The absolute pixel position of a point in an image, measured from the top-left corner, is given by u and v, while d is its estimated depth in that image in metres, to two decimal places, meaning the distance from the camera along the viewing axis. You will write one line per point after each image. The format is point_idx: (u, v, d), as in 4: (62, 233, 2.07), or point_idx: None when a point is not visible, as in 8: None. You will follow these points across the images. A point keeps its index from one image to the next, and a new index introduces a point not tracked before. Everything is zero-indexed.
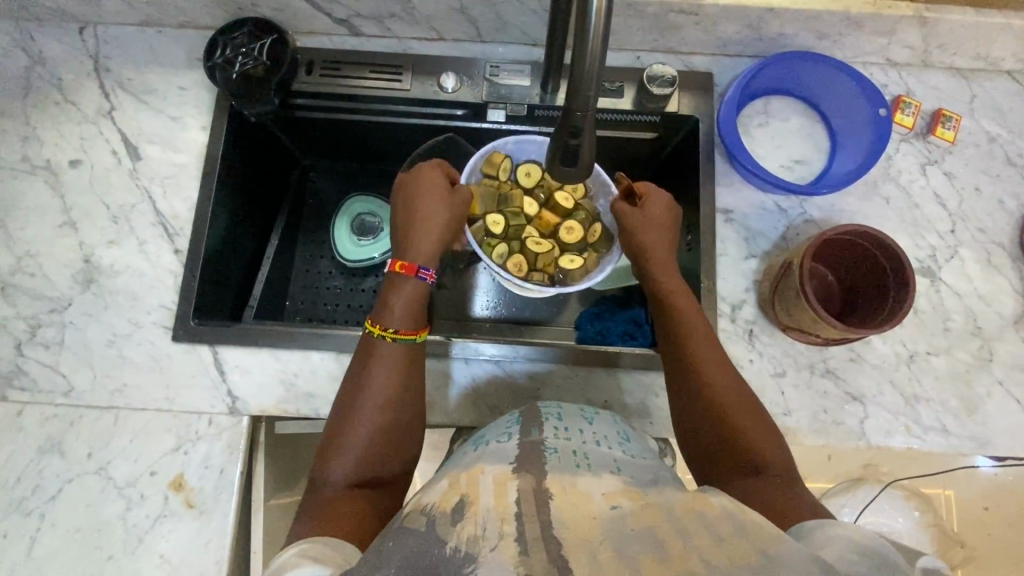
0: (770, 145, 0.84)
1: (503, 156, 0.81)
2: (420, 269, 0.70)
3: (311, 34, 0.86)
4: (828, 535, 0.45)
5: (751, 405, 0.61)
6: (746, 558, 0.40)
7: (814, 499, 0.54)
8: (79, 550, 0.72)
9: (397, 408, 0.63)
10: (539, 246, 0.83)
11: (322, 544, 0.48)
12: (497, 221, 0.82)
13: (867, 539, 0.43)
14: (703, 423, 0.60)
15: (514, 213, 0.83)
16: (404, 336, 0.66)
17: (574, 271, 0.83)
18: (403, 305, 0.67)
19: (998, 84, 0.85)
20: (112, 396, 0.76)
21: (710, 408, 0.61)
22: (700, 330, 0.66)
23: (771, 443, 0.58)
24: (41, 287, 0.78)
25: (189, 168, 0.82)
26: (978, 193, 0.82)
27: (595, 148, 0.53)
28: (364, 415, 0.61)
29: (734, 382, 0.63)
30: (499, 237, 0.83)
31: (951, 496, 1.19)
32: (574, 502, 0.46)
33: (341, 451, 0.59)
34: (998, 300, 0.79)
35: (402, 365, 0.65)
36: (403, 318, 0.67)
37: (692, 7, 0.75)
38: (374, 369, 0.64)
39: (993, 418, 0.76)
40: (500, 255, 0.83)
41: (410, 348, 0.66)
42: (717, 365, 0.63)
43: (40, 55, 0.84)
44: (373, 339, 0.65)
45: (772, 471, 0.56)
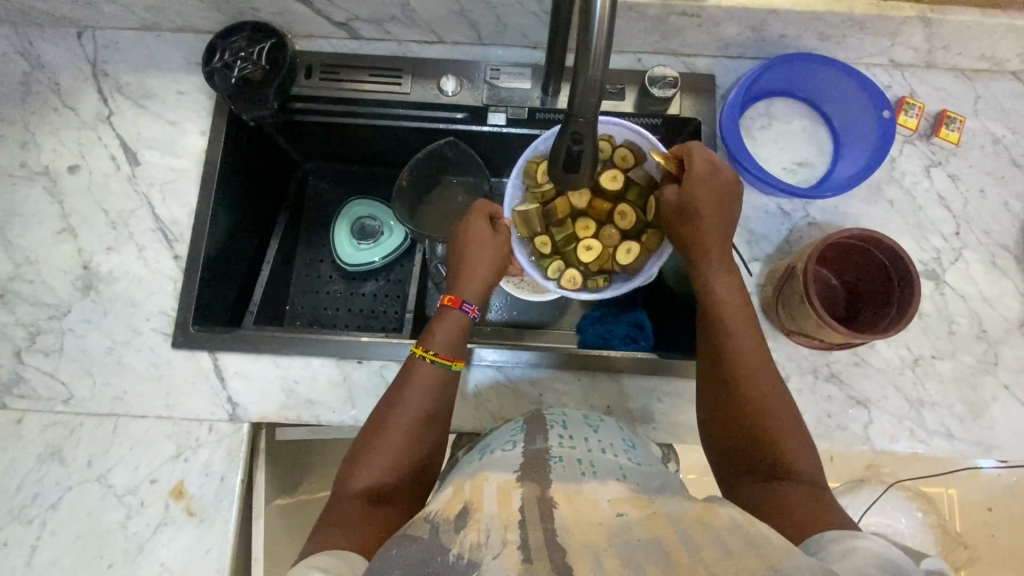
0: (773, 148, 0.83)
1: (538, 160, 0.77)
2: (463, 302, 0.69)
3: (310, 38, 0.85)
4: (851, 547, 0.44)
5: (787, 409, 0.59)
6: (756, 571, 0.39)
7: (841, 508, 0.53)
8: (80, 558, 0.72)
9: (427, 424, 0.62)
10: (590, 250, 0.82)
11: (329, 555, 0.49)
12: (544, 239, 0.81)
13: (883, 553, 0.43)
14: (736, 425, 0.60)
15: (560, 223, 0.81)
16: (442, 359, 0.65)
17: (633, 262, 0.80)
18: (445, 334, 0.67)
19: (1002, 85, 0.84)
20: (111, 404, 0.76)
21: (744, 409, 0.59)
22: (742, 329, 0.64)
23: (803, 451, 0.57)
24: (40, 293, 0.78)
25: (188, 173, 0.81)
26: (982, 195, 0.81)
27: (598, 152, 0.53)
28: (395, 427, 0.61)
29: (773, 386, 0.60)
30: (552, 253, 0.82)
31: (955, 496, 1.18)
32: (580, 510, 0.46)
33: (367, 461, 0.59)
34: (1003, 304, 0.78)
35: (438, 383, 0.64)
36: (445, 345, 0.67)
37: (694, 9, 0.74)
38: (411, 381, 0.64)
39: (999, 422, 0.75)
40: (557, 269, 0.82)
41: (446, 373, 0.65)
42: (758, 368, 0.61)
43: (38, 60, 0.83)
44: (415, 360, 0.65)
45: (800, 477, 0.56)
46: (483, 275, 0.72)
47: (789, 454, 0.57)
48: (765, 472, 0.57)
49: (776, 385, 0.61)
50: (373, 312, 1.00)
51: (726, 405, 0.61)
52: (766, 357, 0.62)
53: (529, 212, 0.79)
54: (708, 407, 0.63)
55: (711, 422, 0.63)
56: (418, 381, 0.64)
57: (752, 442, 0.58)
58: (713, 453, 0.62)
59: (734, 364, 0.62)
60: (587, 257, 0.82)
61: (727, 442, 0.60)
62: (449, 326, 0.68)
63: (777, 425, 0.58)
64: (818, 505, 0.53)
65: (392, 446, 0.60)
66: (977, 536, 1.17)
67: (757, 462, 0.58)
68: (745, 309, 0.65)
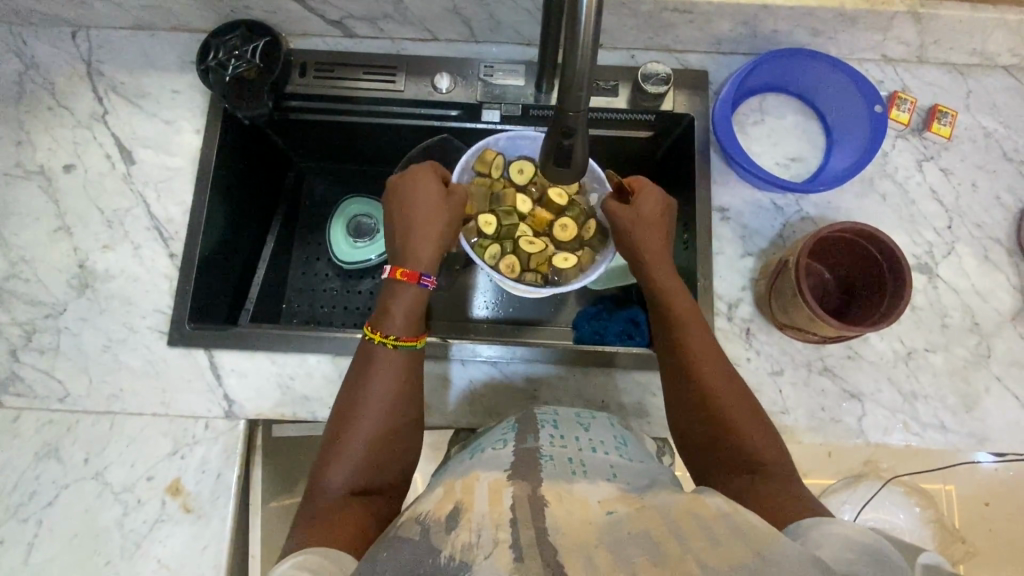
0: (766, 143, 0.84)
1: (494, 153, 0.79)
2: (420, 277, 0.68)
3: (304, 36, 0.86)
4: (825, 533, 0.45)
5: (746, 398, 0.61)
6: (743, 559, 0.40)
7: (813, 494, 0.54)
8: (76, 555, 0.72)
9: (395, 415, 0.63)
10: (532, 245, 0.81)
11: (315, 554, 0.48)
12: (489, 221, 0.80)
13: (867, 539, 0.43)
14: (700, 423, 0.60)
15: (506, 213, 0.81)
16: (404, 342, 0.65)
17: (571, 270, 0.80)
18: (405, 312, 0.67)
19: (993, 79, 0.84)
20: (108, 401, 0.76)
21: (708, 407, 0.60)
22: (697, 326, 0.66)
23: (769, 441, 0.59)
24: (36, 292, 0.78)
25: (182, 172, 0.81)
26: (974, 189, 0.82)
27: (588, 148, 0.53)
28: (364, 419, 0.62)
29: (733, 385, 0.62)
30: (491, 239, 0.80)
31: (953, 492, 1.17)
32: (571, 509, 0.46)
33: (340, 455, 0.59)
34: (996, 297, 0.79)
35: (402, 371, 0.65)
36: (403, 325, 0.66)
37: (686, 5, 0.75)
38: (374, 369, 0.64)
39: (992, 414, 0.76)
40: (492, 256, 0.80)
41: (411, 355, 0.66)
42: (714, 361, 0.63)
43: (34, 60, 0.84)
44: (375, 347, 0.65)
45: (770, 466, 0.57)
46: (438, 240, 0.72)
47: (755, 449, 0.58)
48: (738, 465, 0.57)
49: (734, 380, 0.62)
50: (369, 309, 1.00)
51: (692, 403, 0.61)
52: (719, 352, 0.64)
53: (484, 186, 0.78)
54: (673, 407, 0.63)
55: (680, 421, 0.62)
56: (383, 372, 0.64)
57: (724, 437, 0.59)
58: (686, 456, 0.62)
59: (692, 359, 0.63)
60: (526, 252, 0.80)
61: (698, 439, 0.60)
62: (407, 304, 0.67)
63: (740, 418, 0.59)
64: (795, 495, 0.53)
65: (362, 439, 0.60)
66: (976, 531, 1.17)
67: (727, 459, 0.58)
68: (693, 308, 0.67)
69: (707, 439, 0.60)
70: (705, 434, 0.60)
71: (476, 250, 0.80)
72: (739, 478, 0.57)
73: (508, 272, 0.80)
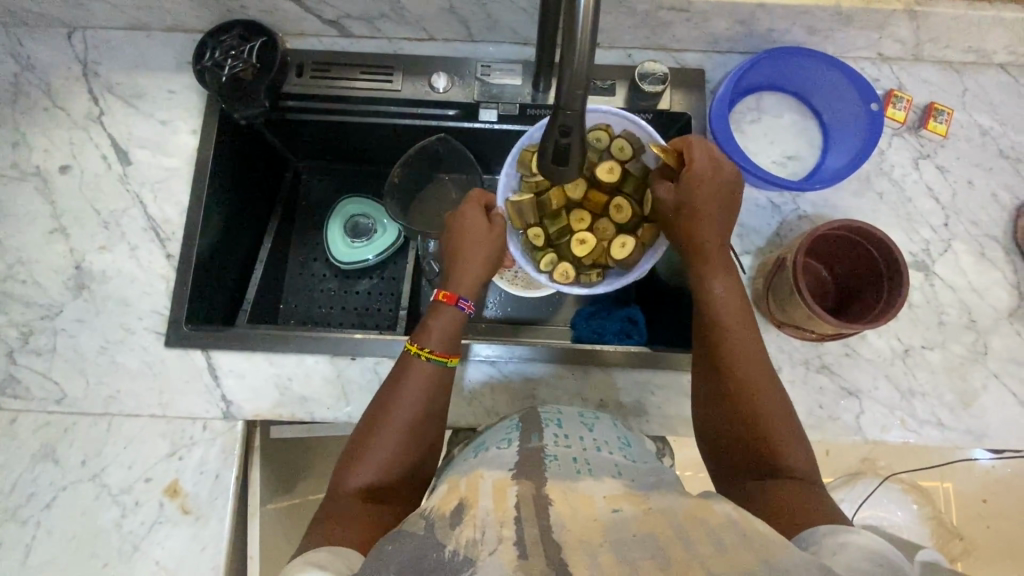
0: (763, 141, 0.84)
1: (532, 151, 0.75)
2: (460, 299, 0.69)
3: (300, 36, 0.85)
4: (843, 540, 0.45)
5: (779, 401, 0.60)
6: (750, 567, 0.40)
7: (835, 501, 0.54)
8: (74, 558, 0.72)
9: (422, 426, 0.62)
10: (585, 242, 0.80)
11: (325, 550, 0.49)
12: (537, 231, 0.80)
13: (873, 548, 0.43)
14: (729, 424, 0.60)
15: (554, 215, 0.80)
16: (438, 357, 0.65)
17: (628, 257, 0.77)
18: (442, 332, 0.67)
19: (989, 77, 0.85)
20: (105, 403, 0.76)
21: (740, 411, 0.60)
22: (740, 328, 0.64)
23: (797, 448, 0.58)
24: (33, 294, 0.78)
25: (180, 172, 0.81)
26: (971, 187, 0.82)
27: (585, 147, 0.53)
28: (396, 413, 0.62)
29: (769, 387, 0.61)
30: (545, 247, 0.81)
31: (950, 488, 1.19)
32: (576, 506, 0.46)
33: (364, 458, 0.60)
34: (992, 294, 0.79)
35: (432, 384, 0.64)
36: (441, 341, 0.66)
37: (683, 5, 0.75)
38: (404, 380, 0.64)
39: (989, 411, 0.76)
40: (548, 263, 0.80)
41: (441, 371, 0.65)
42: (754, 364, 0.62)
43: (29, 60, 0.83)
44: (411, 358, 0.65)
45: (794, 473, 0.56)
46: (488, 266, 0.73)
47: (786, 455, 0.57)
48: (765, 469, 0.57)
49: (773, 383, 0.61)
50: (367, 310, 1.00)
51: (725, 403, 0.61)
52: (762, 355, 0.63)
53: (523, 204, 0.77)
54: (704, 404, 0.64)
55: (707, 419, 0.63)
56: (411, 382, 0.63)
57: (752, 441, 0.59)
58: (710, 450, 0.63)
59: (732, 361, 0.62)
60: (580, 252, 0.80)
61: (725, 438, 0.61)
62: (445, 323, 0.67)
63: (775, 423, 0.59)
64: (815, 501, 0.53)
65: (389, 445, 0.60)
66: (973, 528, 1.18)
67: (753, 462, 0.58)
68: (743, 307, 0.66)
69: (736, 441, 0.60)
70: (733, 435, 0.60)
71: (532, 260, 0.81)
72: (760, 480, 0.57)
73: (564, 279, 0.79)
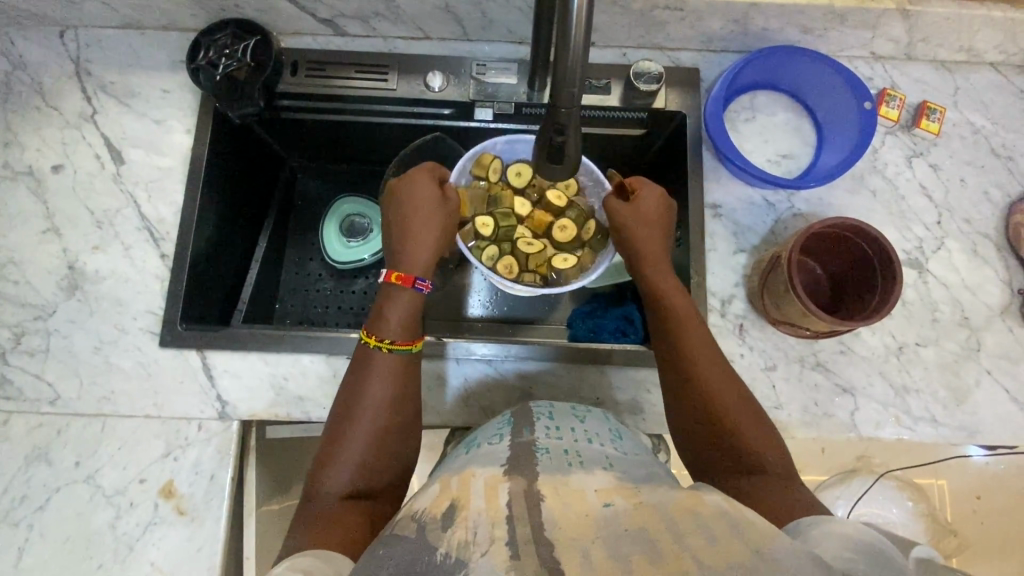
0: (758, 140, 0.84)
1: (493, 155, 0.78)
2: (416, 281, 0.68)
3: (296, 35, 0.85)
4: (830, 531, 0.45)
5: (747, 403, 0.61)
6: (740, 557, 0.40)
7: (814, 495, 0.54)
8: (67, 559, 0.71)
9: (393, 415, 0.62)
10: (531, 246, 0.81)
11: (311, 556, 0.48)
12: (487, 223, 0.80)
13: (861, 539, 0.43)
14: (703, 428, 0.60)
15: (505, 215, 0.81)
16: (400, 347, 0.65)
17: (569, 271, 0.80)
18: (400, 318, 0.66)
19: (981, 76, 0.85)
20: (99, 403, 0.75)
21: (710, 414, 0.60)
22: (696, 332, 0.65)
23: (770, 445, 0.58)
24: (26, 294, 0.77)
25: (173, 171, 0.81)
26: (963, 185, 0.83)
27: (580, 145, 0.53)
28: (362, 419, 0.61)
29: (735, 390, 0.61)
30: (489, 240, 0.80)
31: (944, 485, 1.20)
32: (567, 501, 0.46)
33: (337, 466, 0.59)
34: (985, 291, 0.80)
35: (398, 374, 0.64)
36: (399, 328, 0.66)
37: (677, 4, 0.75)
38: (370, 374, 0.63)
39: (982, 407, 0.76)
40: (490, 257, 0.80)
41: (407, 359, 0.65)
42: (714, 365, 0.63)
43: (21, 59, 0.83)
44: (371, 351, 0.64)
45: (772, 469, 0.56)
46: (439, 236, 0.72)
47: (760, 454, 0.57)
48: (741, 468, 0.57)
49: (739, 387, 0.62)
50: (363, 309, 1.00)
51: (689, 405, 0.61)
52: (720, 358, 0.64)
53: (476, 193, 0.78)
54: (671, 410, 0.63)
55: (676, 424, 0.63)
56: (378, 374, 0.63)
57: (728, 442, 0.58)
58: (689, 459, 0.62)
59: (692, 364, 0.63)
60: (525, 252, 0.81)
61: (701, 441, 0.60)
62: (402, 311, 0.67)
63: (744, 424, 0.59)
64: (791, 495, 0.52)
65: (361, 448, 0.60)
66: (967, 524, 1.19)
67: (724, 460, 0.58)
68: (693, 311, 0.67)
69: (712, 443, 0.59)
70: (704, 437, 0.60)
71: (474, 252, 0.80)
72: (742, 478, 0.56)
73: (507, 273, 0.80)
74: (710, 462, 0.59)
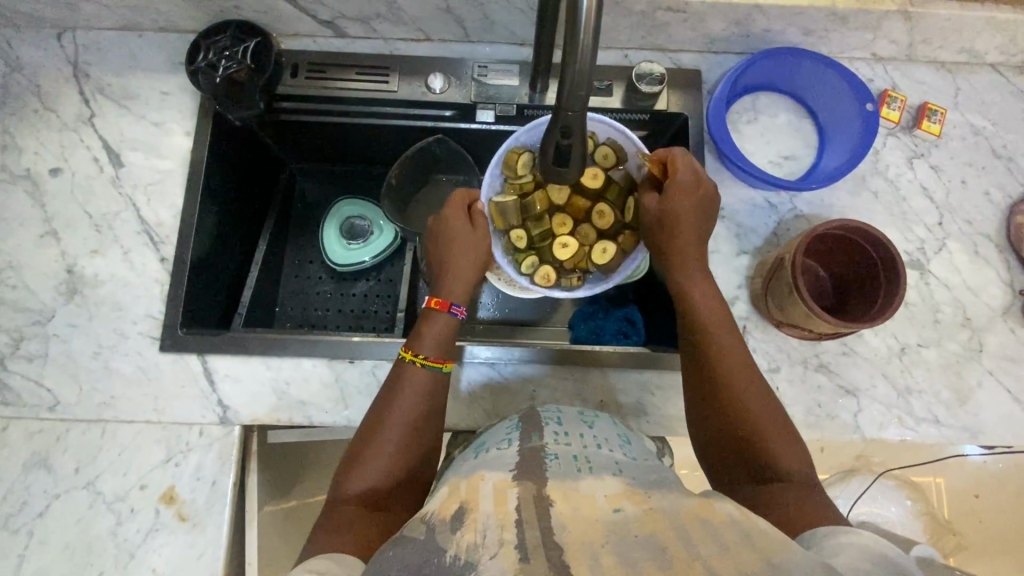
0: (760, 141, 0.84)
1: (518, 153, 0.75)
2: (452, 306, 0.68)
3: (295, 37, 0.85)
4: (842, 543, 0.45)
5: (773, 409, 0.60)
6: (753, 566, 0.39)
7: (834, 508, 0.53)
8: (68, 566, 0.71)
9: (419, 430, 0.62)
10: (567, 247, 0.80)
11: (325, 558, 0.48)
12: (520, 233, 0.79)
13: (873, 548, 0.43)
14: (725, 435, 0.60)
15: (537, 220, 0.79)
16: (433, 363, 0.64)
17: (609, 262, 0.79)
18: (435, 338, 0.66)
19: (981, 77, 0.86)
20: (99, 409, 0.74)
21: (733, 422, 0.59)
22: (728, 339, 0.63)
23: (794, 454, 0.57)
24: (23, 299, 0.77)
25: (174, 174, 0.80)
26: (964, 186, 0.83)
27: (586, 147, 0.53)
28: (392, 420, 0.61)
29: (761, 397, 0.60)
30: (525, 249, 0.80)
31: (943, 484, 1.20)
32: (578, 506, 0.46)
33: (364, 462, 0.59)
34: (986, 292, 0.80)
35: (429, 389, 0.63)
36: (434, 346, 0.65)
37: (680, 5, 0.75)
38: (403, 387, 0.63)
39: (985, 408, 0.76)
40: (529, 265, 0.80)
41: (438, 376, 0.64)
42: (744, 376, 0.61)
43: (17, 61, 0.82)
44: (405, 365, 0.64)
45: (792, 478, 0.56)
46: (469, 278, 0.71)
47: (782, 462, 0.57)
48: (762, 475, 0.57)
49: (765, 394, 0.61)
50: (364, 312, 0.99)
51: (716, 411, 0.61)
52: (751, 366, 0.62)
53: (506, 204, 0.76)
54: (695, 411, 0.63)
55: (696, 424, 0.63)
56: (410, 387, 0.63)
57: (749, 450, 0.58)
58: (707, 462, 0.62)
59: (721, 373, 0.61)
60: (561, 256, 0.80)
61: (722, 446, 0.60)
62: (435, 332, 0.67)
63: (768, 432, 0.58)
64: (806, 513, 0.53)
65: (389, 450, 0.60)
66: (966, 523, 1.20)
67: (744, 467, 0.58)
68: (726, 318, 0.66)
69: (732, 448, 0.59)
70: (725, 443, 0.60)
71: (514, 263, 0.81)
72: (761, 485, 0.57)
73: (546, 283, 0.79)
74: (731, 469, 0.59)
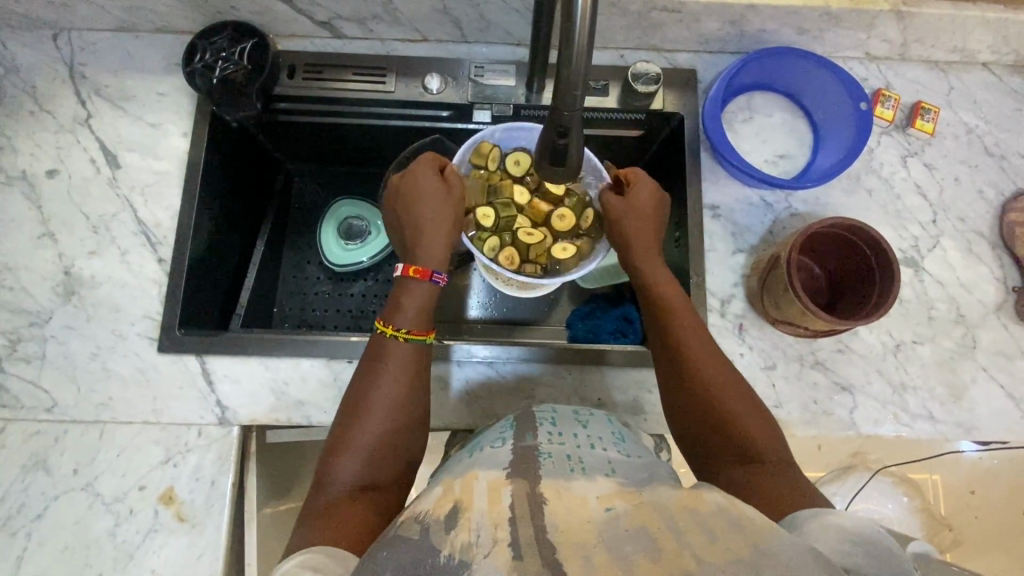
0: (755, 140, 0.85)
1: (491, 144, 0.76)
2: (433, 273, 0.69)
3: (292, 38, 0.85)
4: (824, 524, 0.45)
5: (743, 392, 0.61)
6: (739, 553, 0.40)
7: (812, 488, 0.54)
8: (66, 568, 0.71)
9: (402, 421, 0.62)
10: (531, 237, 0.78)
11: (321, 553, 0.48)
12: (487, 213, 0.78)
13: (857, 531, 0.44)
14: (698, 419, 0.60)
15: (504, 205, 0.78)
16: (415, 336, 0.65)
17: (568, 260, 0.78)
18: (416, 307, 0.67)
19: (973, 75, 0.86)
20: (97, 411, 0.74)
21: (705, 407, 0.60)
22: (692, 325, 0.65)
23: (768, 435, 0.58)
24: (20, 301, 0.76)
25: (171, 175, 0.80)
26: (957, 184, 0.84)
27: (582, 146, 0.53)
28: (372, 410, 0.61)
29: (730, 381, 0.61)
30: (490, 230, 0.78)
31: (938, 479, 1.21)
32: (570, 507, 0.46)
33: (348, 454, 0.58)
34: (979, 289, 0.81)
35: (411, 362, 0.64)
36: (414, 318, 0.66)
37: (675, 5, 0.75)
38: (381, 377, 0.63)
39: (979, 404, 0.77)
40: (491, 248, 0.78)
41: (421, 348, 0.66)
42: (713, 366, 0.62)
43: (13, 63, 0.82)
44: (387, 340, 0.65)
45: (767, 459, 0.56)
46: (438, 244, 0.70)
47: (756, 443, 0.57)
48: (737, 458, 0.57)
49: (735, 380, 0.61)
50: (362, 312, 0.99)
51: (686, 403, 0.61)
52: (727, 367, 0.62)
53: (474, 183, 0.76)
54: (671, 416, 0.63)
55: (673, 422, 0.63)
56: (392, 369, 0.63)
57: (722, 432, 0.58)
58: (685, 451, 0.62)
59: (689, 358, 0.62)
60: (525, 243, 0.78)
61: (698, 432, 0.60)
62: (418, 301, 0.68)
63: (740, 414, 0.59)
64: (788, 491, 0.53)
65: (373, 437, 0.60)
66: (962, 518, 1.21)
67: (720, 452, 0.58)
68: (693, 317, 0.66)
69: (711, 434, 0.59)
70: (702, 431, 0.60)
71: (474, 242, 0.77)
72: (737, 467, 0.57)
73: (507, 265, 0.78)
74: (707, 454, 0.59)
